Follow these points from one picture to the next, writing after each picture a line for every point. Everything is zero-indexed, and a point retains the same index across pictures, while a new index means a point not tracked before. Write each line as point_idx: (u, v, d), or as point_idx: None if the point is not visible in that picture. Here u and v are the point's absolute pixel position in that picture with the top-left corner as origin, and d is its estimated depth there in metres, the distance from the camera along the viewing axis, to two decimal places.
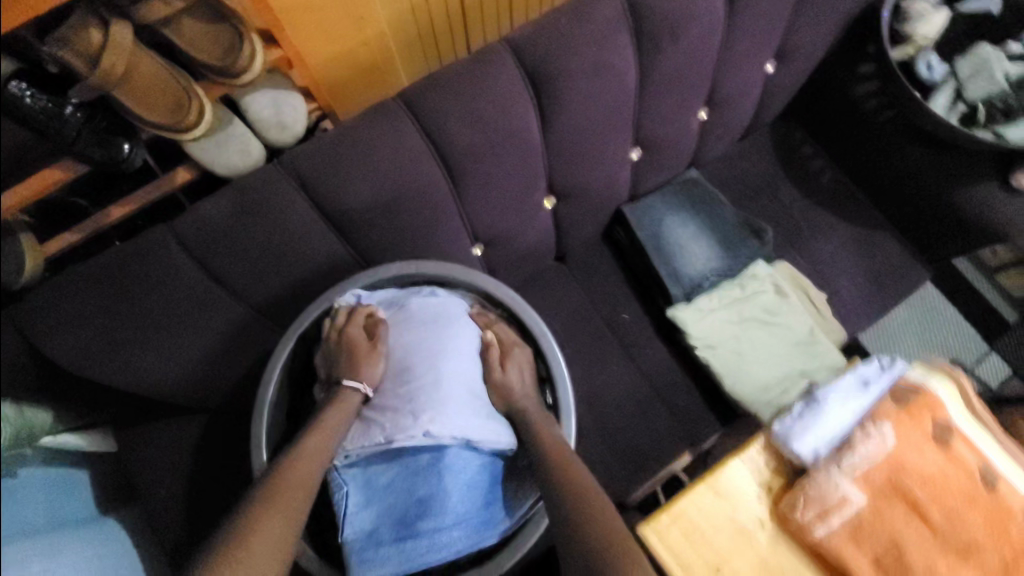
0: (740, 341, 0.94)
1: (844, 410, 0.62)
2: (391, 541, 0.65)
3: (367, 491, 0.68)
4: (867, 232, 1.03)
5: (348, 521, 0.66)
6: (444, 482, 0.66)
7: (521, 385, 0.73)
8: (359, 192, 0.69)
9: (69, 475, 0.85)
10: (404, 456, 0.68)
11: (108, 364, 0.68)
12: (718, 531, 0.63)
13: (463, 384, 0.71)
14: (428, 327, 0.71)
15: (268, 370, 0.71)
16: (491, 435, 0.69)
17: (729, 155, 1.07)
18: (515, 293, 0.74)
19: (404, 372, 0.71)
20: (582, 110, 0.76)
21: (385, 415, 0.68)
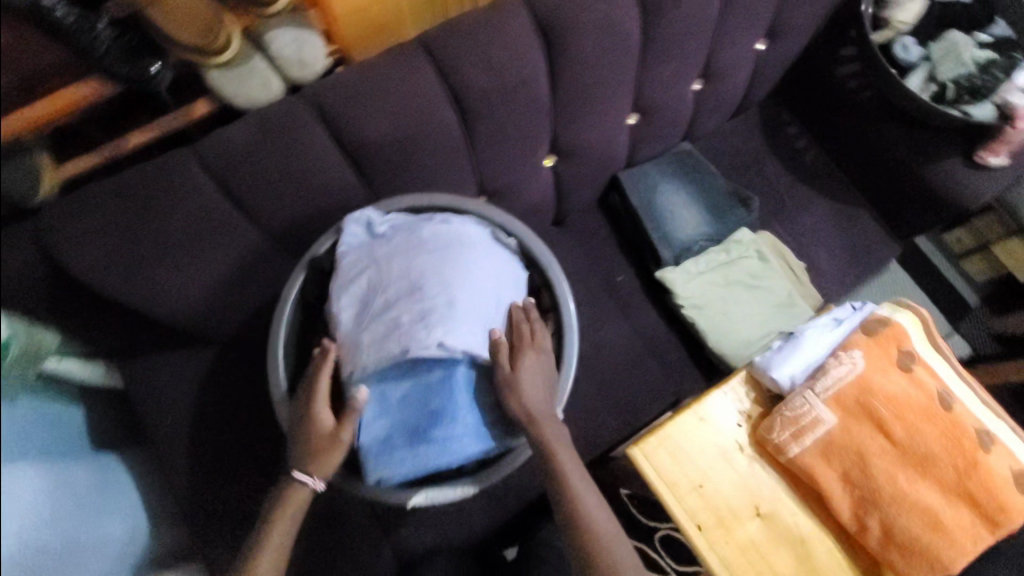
0: (726, 301, 0.99)
1: (817, 343, 0.68)
2: (404, 450, 0.57)
3: (377, 405, 0.57)
4: (845, 209, 1.10)
5: (361, 431, 0.56)
6: (460, 395, 0.57)
7: (532, 393, 0.60)
8: (378, 127, 0.72)
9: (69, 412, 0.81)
10: (417, 372, 0.58)
11: (127, 278, 0.70)
12: (701, 453, 0.68)
13: (482, 303, 0.60)
14: (444, 246, 0.61)
15: (283, 293, 0.70)
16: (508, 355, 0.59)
17: (720, 131, 1.13)
18: (529, 223, 0.69)
19: (418, 288, 0.58)
20: (589, 67, 0.80)
21: (397, 329, 0.56)
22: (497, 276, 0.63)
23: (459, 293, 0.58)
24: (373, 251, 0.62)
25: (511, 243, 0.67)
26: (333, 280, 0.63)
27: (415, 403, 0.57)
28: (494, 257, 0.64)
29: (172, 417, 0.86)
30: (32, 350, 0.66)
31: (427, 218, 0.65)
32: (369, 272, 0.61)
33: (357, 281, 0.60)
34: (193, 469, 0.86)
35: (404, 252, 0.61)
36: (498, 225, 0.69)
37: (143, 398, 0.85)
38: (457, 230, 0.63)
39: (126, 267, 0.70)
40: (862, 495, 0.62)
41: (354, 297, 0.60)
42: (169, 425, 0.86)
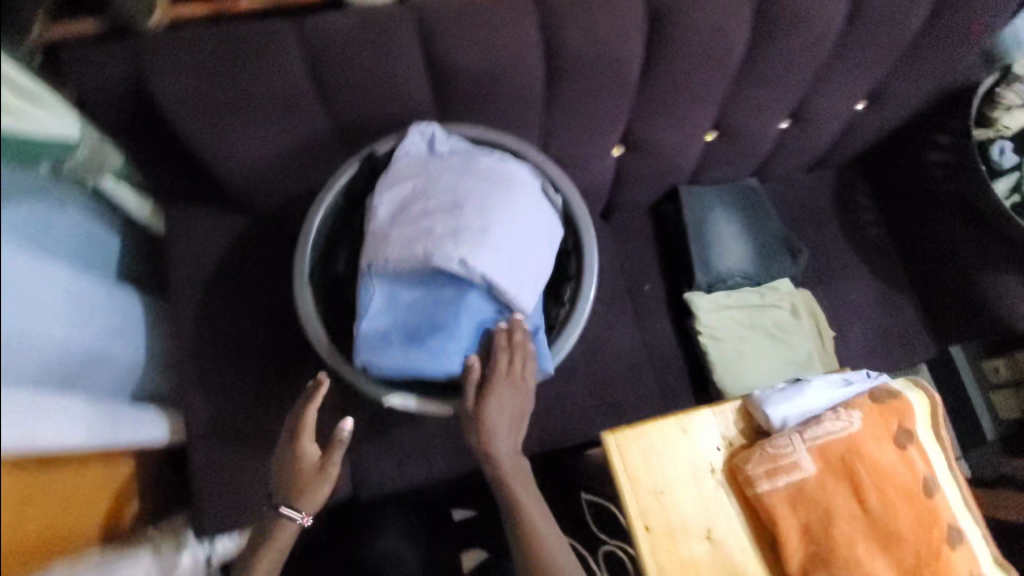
0: (744, 342, 0.98)
1: (820, 395, 0.67)
2: (396, 347, 0.58)
3: (386, 300, 0.59)
4: (891, 293, 1.07)
5: (364, 316, 0.58)
6: (464, 316, 0.57)
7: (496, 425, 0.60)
8: (468, 57, 0.73)
9: (104, 243, 0.91)
10: (432, 282, 0.59)
11: (199, 122, 0.73)
12: (672, 462, 0.68)
13: (515, 240, 0.60)
14: (494, 179, 0.62)
15: (332, 177, 0.68)
16: (526, 295, 0.59)
17: (792, 181, 1.12)
18: (579, 187, 0.70)
19: (459, 206, 0.59)
20: (683, 66, 0.81)
21: (428, 235, 0.57)
22: (538, 221, 0.64)
23: (496, 222, 0.59)
24: (427, 163, 0.64)
25: (556, 199, 0.69)
26: (382, 177, 0.64)
27: (420, 310, 0.59)
28: (539, 205, 0.64)
29: (194, 271, 0.89)
30: (96, 161, 0.76)
31: (488, 150, 0.66)
32: (417, 180, 0.63)
33: (404, 183, 0.62)
34: (200, 328, 0.88)
35: (456, 172, 0.62)
36: (549, 179, 0.70)
37: (176, 246, 0.90)
38: (512, 168, 0.65)
39: (205, 108, 0.72)
40: (814, 547, 0.61)
41: (397, 197, 0.62)
42: (188, 276, 0.89)
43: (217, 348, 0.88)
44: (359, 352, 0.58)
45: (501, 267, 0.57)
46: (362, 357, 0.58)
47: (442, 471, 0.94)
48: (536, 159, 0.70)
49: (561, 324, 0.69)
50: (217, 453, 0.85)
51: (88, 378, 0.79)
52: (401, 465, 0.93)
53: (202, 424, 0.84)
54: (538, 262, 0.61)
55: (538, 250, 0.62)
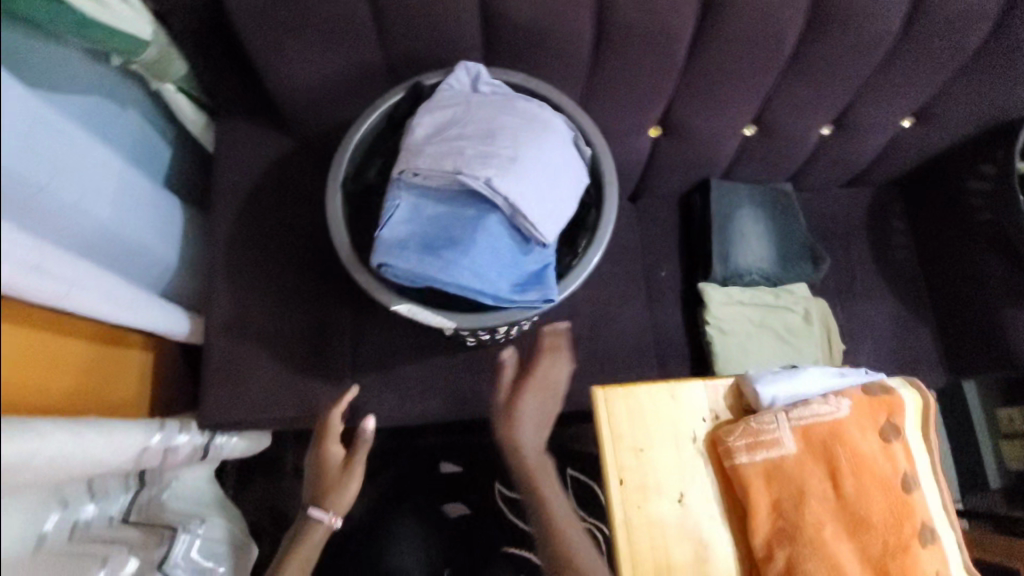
0: (751, 339, 0.99)
1: (813, 381, 0.68)
2: (412, 254, 0.60)
3: (409, 212, 0.62)
4: (908, 317, 1.06)
5: (387, 221, 0.60)
6: (480, 233, 0.59)
7: (529, 415, 0.90)
8: (521, 9, 0.75)
9: (153, 144, 0.97)
10: (455, 201, 0.61)
11: (260, 38, 0.76)
12: (657, 424, 0.69)
13: (540, 174, 0.62)
14: (530, 119, 0.65)
15: (377, 102, 0.72)
16: (543, 225, 0.61)
17: (827, 192, 1.12)
18: (609, 144, 0.72)
19: (493, 135, 0.62)
20: (730, 51, 0.82)
21: (459, 155, 0.60)
22: (565, 165, 0.66)
23: (524, 154, 0.61)
24: (469, 97, 0.67)
25: (585, 150, 0.70)
26: (425, 104, 0.68)
27: (440, 224, 0.61)
28: (568, 151, 0.66)
29: (234, 182, 0.94)
30: (161, 64, 0.82)
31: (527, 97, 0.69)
32: (457, 109, 0.66)
33: (444, 110, 0.65)
34: (232, 237, 0.92)
35: (494, 106, 0.65)
36: (582, 132, 0.72)
37: (222, 156, 0.94)
38: (548, 113, 0.67)
39: (271, 26, 0.75)
40: (782, 522, 0.63)
41: (435, 122, 0.65)
42: (229, 187, 0.93)
43: (240, 258, 0.91)
44: (376, 254, 0.60)
45: (523, 193, 0.59)
46: (379, 260, 0.61)
47: (436, 411, 0.97)
48: (572, 112, 0.72)
49: (568, 271, 0.71)
50: (230, 351, 0.89)
51: (125, 263, 0.85)
52: (398, 399, 0.96)
53: (222, 322, 0.89)
54: (559, 200, 0.63)
55: (561, 189, 0.64)
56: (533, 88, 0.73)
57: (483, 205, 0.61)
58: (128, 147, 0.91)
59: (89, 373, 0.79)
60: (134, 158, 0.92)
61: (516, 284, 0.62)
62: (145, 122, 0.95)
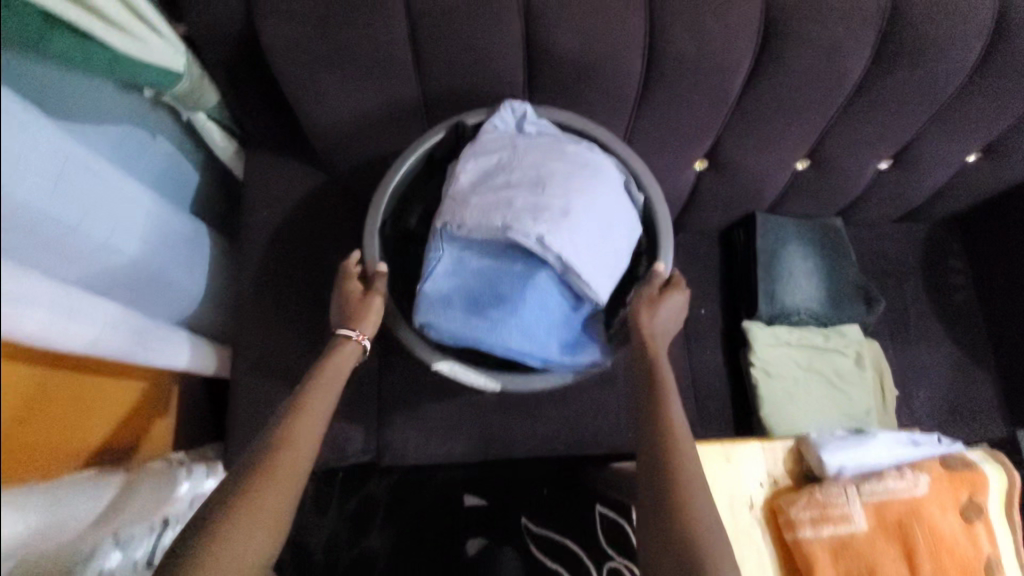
0: (799, 385, 0.93)
1: (882, 451, 0.67)
2: (456, 312, 0.58)
3: (452, 266, 0.59)
4: (964, 362, 1.01)
5: (430, 277, 0.58)
6: (530, 293, 0.57)
7: (665, 325, 0.70)
8: (568, 43, 0.72)
9: (184, 171, 0.96)
10: (501, 255, 0.59)
11: (296, 69, 0.73)
12: (717, 493, 0.64)
13: (594, 229, 0.58)
14: (583, 164, 0.61)
15: (416, 144, 0.69)
16: (598, 284, 0.58)
17: (878, 227, 1.06)
18: (664, 192, 0.70)
19: (542, 183, 0.59)
20: (790, 84, 0.77)
21: (507, 207, 0.57)
22: (619, 214, 0.62)
23: (577, 207, 0.58)
24: (515, 138, 0.64)
25: (639, 199, 0.70)
26: (469, 145, 0.64)
27: (486, 280, 0.59)
28: (623, 199, 0.62)
29: (266, 215, 0.91)
30: (192, 96, 0.80)
31: (577, 138, 0.66)
32: (504, 151, 0.62)
33: (490, 154, 0.62)
34: (260, 272, 0.89)
35: (543, 149, 0.62)
36: (635, 177, 0.70)
37: (253, 187, 0.92)
38: (600, 158, 0.64)
39: (307, 60, 0.72)
40: None
41: (481, 167, 0.62)
42: (260, 219, 0.91)
43: (268, 292, 0.88)
44: (418, 311, 0.58)
45: (576, 250, 0.56)
46: (421, 318, 0.58)
47: (467, 453, 0.94)
48: (624, 156, 0.70)
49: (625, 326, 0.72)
50: (255, 388, 0.86)
51: (152, 296, 0.83)
52: (427, 439, 0.93)
53: (248, 358, 0.86)
54: (613, 254, 0.60)
55: (615, 242, 0.60)
56: (580, 127, 0.70)
57: (531, 260, 0.58)
58: (155, 174, 0.88)
59: (109, 418, 0.76)
60: (160, 189, 0.90)
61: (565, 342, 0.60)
62: (175, 149, 0.92)
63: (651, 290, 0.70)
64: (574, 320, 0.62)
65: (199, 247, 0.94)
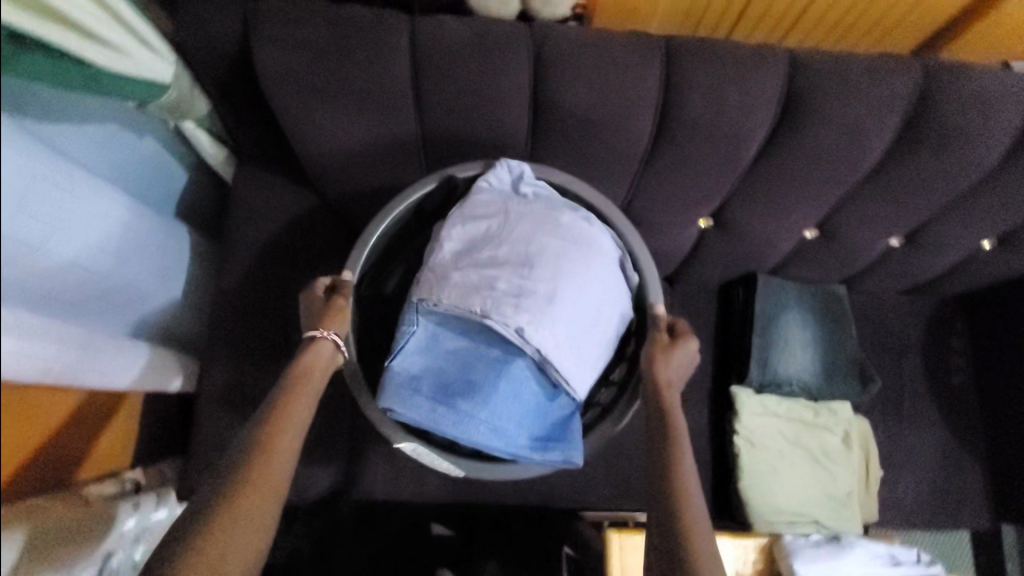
0: (782, 459, 0.90)
1: (857, 565, 0.84)
2: (425, 394, 0.62)
3: (429, 344, 0.64)
4: (954, 450, 0.98)
5: (403, 353, 0.62)
6: (501, 383, 0.61)
7: (675, 373, 0.67)
8: (577, 96, 0.68)
9: (173, 175, 0.92)
10: (479, 340, 0.64)
11: (289, 96, 0.69)
12: None
13: (575, 314, 0.62)
14: (571, 244, 0.64)
15: (407, 193, 0.70)
16: (572, 377, 0.62)
17: (882, 298, 1.03)
18: (659, 271, 0.72)
19: (527, 265, 0.62)
20: (807, 158, 0.74)
21: (489, 291, 0.61)
22: (602, 296, 0.66)
23: (562, 292, 0.62)
24: (509, 205, 0.66)
25: (633, 279, 0.71)
26: (460, 207, 0.67)
27: (461, 363, 0.63)
28: (607, 279, 0.66)
29: (249, 233, 0.88)
30: (181, 108, 0.76)
31: (571, 204, 0.68)
32: (494, 221, 0.65)
33: (479, 224, 0.65)
34: (236, 292, 0.86)
35: (531, 223, 0.65)
36: (631, 255, 0.72)
37: (239, 202, 0.88)
38: (590, 232, 0.67)
39: (301, 89, 0.68)
40: None
41: (468, 235, 0.65)
42: (244, 237, 0.88)
43: (244, 314, 0.85)
44: (387, 389, 0.62)
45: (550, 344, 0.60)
46: (389, 397, 0.61)
47: (434, 495, 0.91)
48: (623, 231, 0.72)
49: (618, 405, 0.72)
50: (218, 416, 0.83)
51: (127, 310, 0.79)
52: (396, 478, 0.90)
53: (216, 385, 0.83)
54: (590, 339, 0.64)
55: (595, 329, 0.64)
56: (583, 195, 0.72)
57: (508, 348, 0.63)
58: (139, 179, 0.85)
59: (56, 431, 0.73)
60: (140, 195, 0.85)
61: (536, 435, 0.63)
62: (163, 151, 0.88)
63: (662, 337, 0.68)
64: (549, 412, 0.64)
65: (183, 253, 0.90)
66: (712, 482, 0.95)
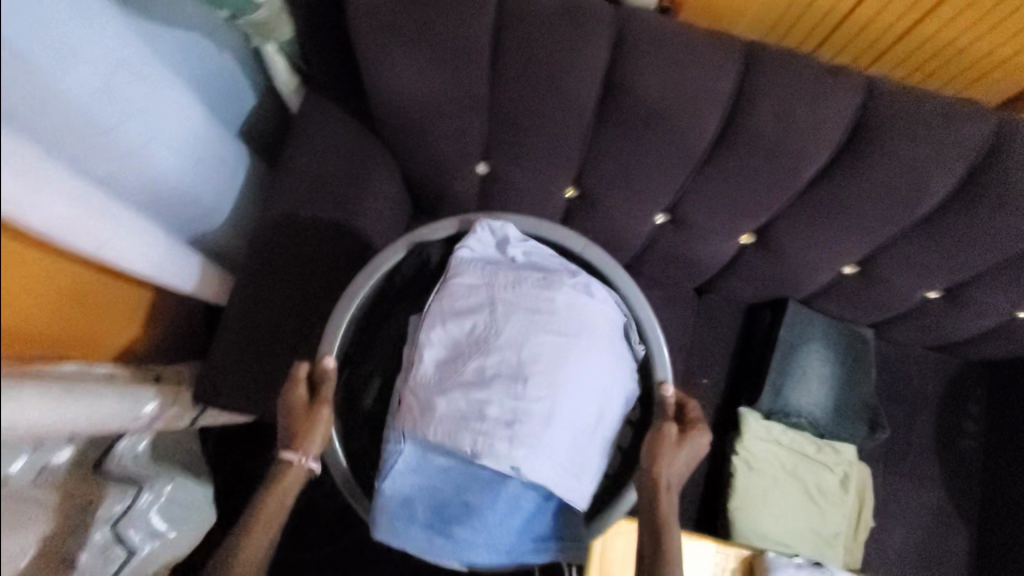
0: (776, 487, 0.90)
1: None
2: (421, 517, 0.70)
3: (417, 465, 0.70)
4: (948, 516, 0.97)
5: (392, 482, 0.69)
6: (496, 505, 0.68)
7: (680, 468, 0.72)
8: (647, 87, 0.70)
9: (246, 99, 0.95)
10: (470, 463, 0.69)
11: (367, 41, 0.71)
12: None
13: (571, 425, 0.68)
14: (563, 346, 0.69)
15: (373, 270, 0.75)
16: (567, 487, 0.68)
17: (907, 351, 1.01)
18: (665, 342, 0.75)
19: (517, 383, 0.67)
20: (862, 190, 0.74)
21: (478, 423, 0.66)
22: (601, 383, 0.71)
23: (557, 410, 0.67)
24: (496, 303, 0.71)
25: (638, 352, 0.75)
26: (445, 308, 0.72)
27: (453, 485, 0.70)
28: (604, 357, 0.71)
29: None
30: (267, 25, 0.77)
31: (567, 274, 0.72)
32: (479, 323, 0.70)
33: (463, 325, 0.70)
34: None
35: (520, 328, 0.69)
36: (637, 322, 0.76)
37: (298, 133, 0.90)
38: (586, 314, 0.71)
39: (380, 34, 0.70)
40: None
41: (456, 338, 0.71)
42: None
43: None
44: (386, 515, 0.70)
45: (547, 469, 0.66)
46: (389, 521, 0.70)
47: None
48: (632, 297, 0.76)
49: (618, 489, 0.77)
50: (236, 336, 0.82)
51: (178, 216, 0.81)
52: None
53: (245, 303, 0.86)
54: (586, 428, 0.69)
55: (591, 413, 0.69)
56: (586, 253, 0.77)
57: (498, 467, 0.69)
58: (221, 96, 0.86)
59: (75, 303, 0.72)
60: (223, 117, 0.88)
61: (533, 537, 0.72)
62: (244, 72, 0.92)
63: (671, 433, 0.71)
64: (544, 515, 0.72)
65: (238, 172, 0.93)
66: (701, 496, 0.96)
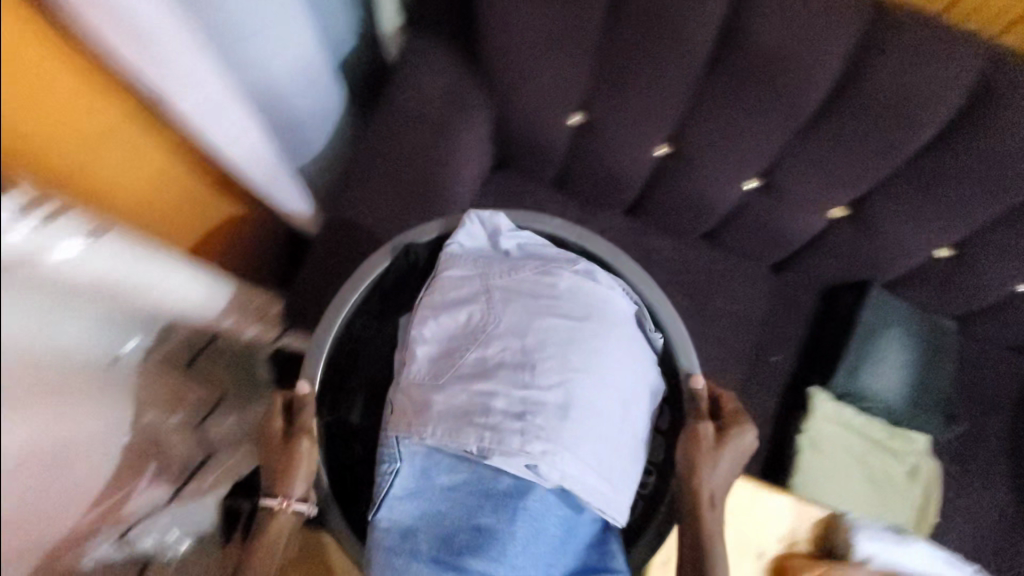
0: (841, 469, 0.89)
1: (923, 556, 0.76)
2: (425, 550, 0.62)
3: (416, 488, 0.64)
4: (1015, 521, 0.93)
5: (389, 507, 0.63)
6: (518, 522, 0.61)
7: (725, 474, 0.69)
8: (765, 38, 0.68)
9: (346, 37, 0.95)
10: (481, 475, 0.64)
11: None
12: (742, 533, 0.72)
13: (597, 419, 0.63)
14: (573, 329, 0.67)
15: (360, 282, 0.74)
16: (599, 492, 0.63)
17: (989, 349, 0.98)
18: (682, 326, 0.74)
19: (525, 368, 0.64)
20: (973, 166, 0.71)
21: (485, 414, 0.62)
22: (625, 374, 0.68)
23: (576, 399, 0.63)
24: (492, 290, 0.70)
25: (656, 340, 0.73)
26: (434, 303, 0.70)
27: (462, 506, 0.63)
28: (624, 344, 0.69)
29: None
30: None
31: (565, 261, 0.72)
32: (476, 312, 0.69)
33: (459, 316, 0.68)
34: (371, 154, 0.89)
35: (520, 312, 0.67)
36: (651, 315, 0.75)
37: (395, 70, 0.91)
38: (590, 298, 0.70)
39: None
40: None
41: (451, 329, 0.69)
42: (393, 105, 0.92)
43: None
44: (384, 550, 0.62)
45: (565, 465, 0.61)
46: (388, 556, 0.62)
47: None
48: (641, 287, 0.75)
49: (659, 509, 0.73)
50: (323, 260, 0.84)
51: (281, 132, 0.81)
52: None
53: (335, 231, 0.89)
54: (617, 424, 0.65)
55: (620, 410, 0.66)
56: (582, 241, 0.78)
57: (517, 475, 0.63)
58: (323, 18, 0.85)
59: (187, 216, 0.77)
60: (331, 55, 0.91)
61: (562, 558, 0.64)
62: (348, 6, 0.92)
63: (708, 431, 0.69)
64: (574, 535, 0.65)
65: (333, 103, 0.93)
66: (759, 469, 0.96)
